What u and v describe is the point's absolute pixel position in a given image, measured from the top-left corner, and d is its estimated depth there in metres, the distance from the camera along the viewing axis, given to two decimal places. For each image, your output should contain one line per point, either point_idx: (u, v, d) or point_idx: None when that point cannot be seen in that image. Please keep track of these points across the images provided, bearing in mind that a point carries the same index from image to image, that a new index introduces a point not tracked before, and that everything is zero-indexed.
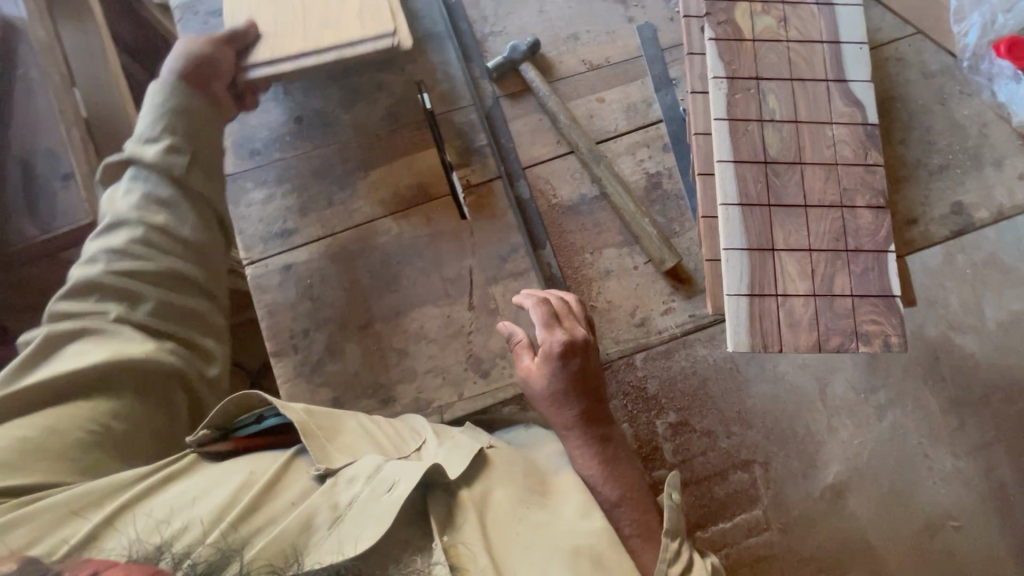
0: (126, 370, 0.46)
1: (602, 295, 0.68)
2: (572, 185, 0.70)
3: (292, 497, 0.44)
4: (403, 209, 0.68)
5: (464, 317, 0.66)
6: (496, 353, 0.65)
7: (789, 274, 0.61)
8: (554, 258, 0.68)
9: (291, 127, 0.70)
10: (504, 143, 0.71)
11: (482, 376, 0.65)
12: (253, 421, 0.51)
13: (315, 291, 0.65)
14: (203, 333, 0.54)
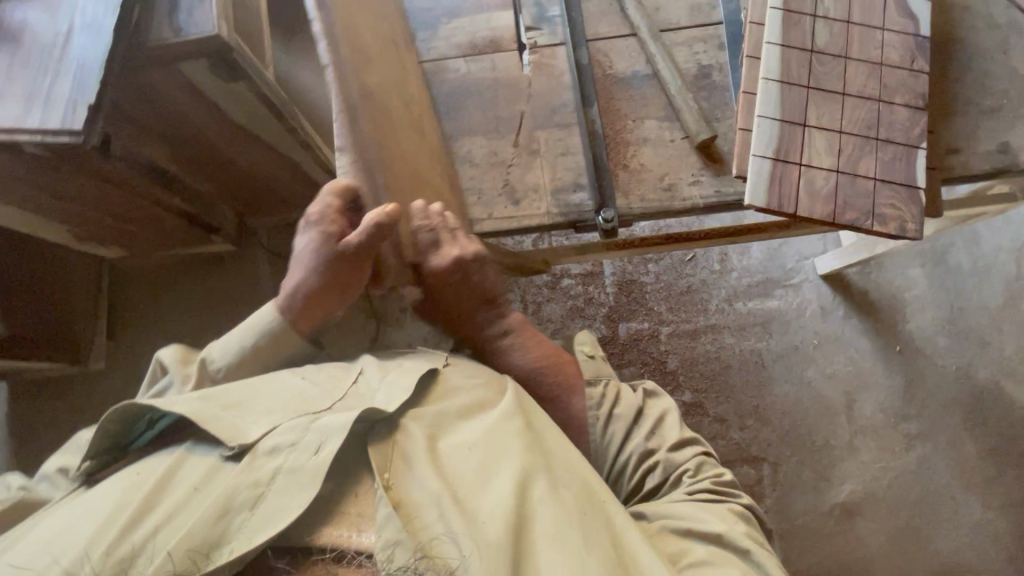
0: (93, 506, 0.67)
1: (637, 158, 0.74)
2: (628, 61, 0.79)
3: (210, 471, 0.68)
4: (472, 55, 0.83)
5: (507, 152, 0.79)
6: (529, 188, 0.76)
7: (817, 148, 0.65)
8: (598, 118, 0.77)
9: None
10: (574, 17, 0.81)
11: (513, 204, 0.77)
12: (147, 424, 0.79)
13: None
14: (139, 427, 0.79)
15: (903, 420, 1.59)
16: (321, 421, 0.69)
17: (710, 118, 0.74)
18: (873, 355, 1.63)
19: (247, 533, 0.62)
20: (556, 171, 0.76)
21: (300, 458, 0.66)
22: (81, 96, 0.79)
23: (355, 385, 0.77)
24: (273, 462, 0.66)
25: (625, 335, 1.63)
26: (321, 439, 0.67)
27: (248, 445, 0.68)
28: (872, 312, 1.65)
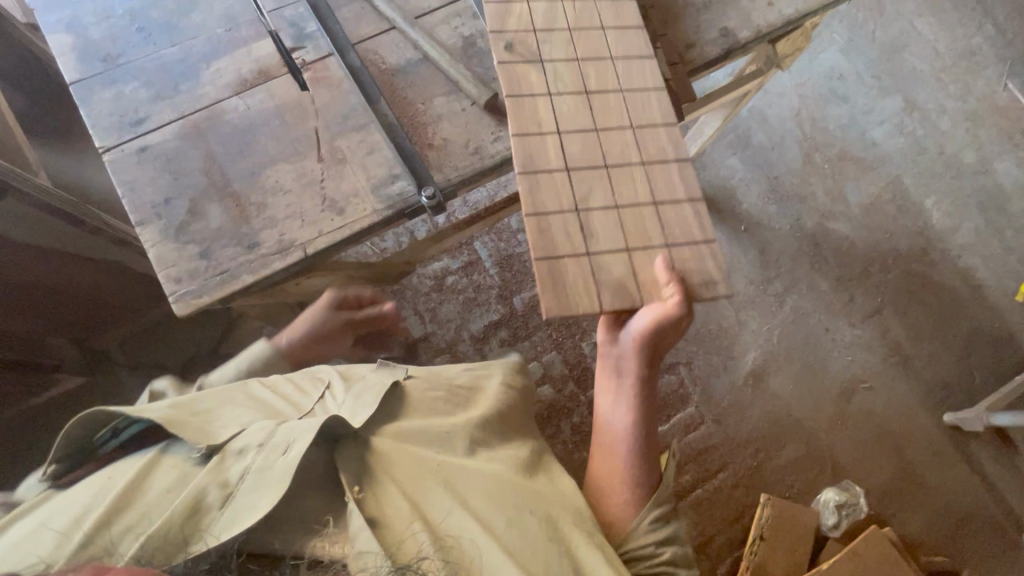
0: (64, 510, 0.65)
1: (438, 134, 0.78)
2: (398, 52, 0.81)
3: (183, 472, 0.69)
4: (246, 89, 0.78)
5: (316, 168, 0.74)
6: (349, 193, 0.74)
7: (587, 76, 0.79)
8: (390, 109, 0.78)
9: (142, 29, 0.82)
10: (330, 24, 0.82)
11: (337, 213, 0.73)
12: (113, 433, 0.75)
13: (172, 164, 0.74)
14: (101, 433, 0.75)
15: (770, 283, 1.83)
16: (287, 426, 0.71)
17: (489, 77, 0.81)
18: (727, 241, 1.85)
19: (222, 521, 0.63)
20: (369, 169, 0.75)
21: (268, 459, 0.67)
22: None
23: (322, 402, 0.84)
24: (241, 463, 0.68)
25: (523, 305, 1.69)
26: (288, 439, 0.69)
27: (218, 447, 0.70)
28: (712, 206, 1.88)
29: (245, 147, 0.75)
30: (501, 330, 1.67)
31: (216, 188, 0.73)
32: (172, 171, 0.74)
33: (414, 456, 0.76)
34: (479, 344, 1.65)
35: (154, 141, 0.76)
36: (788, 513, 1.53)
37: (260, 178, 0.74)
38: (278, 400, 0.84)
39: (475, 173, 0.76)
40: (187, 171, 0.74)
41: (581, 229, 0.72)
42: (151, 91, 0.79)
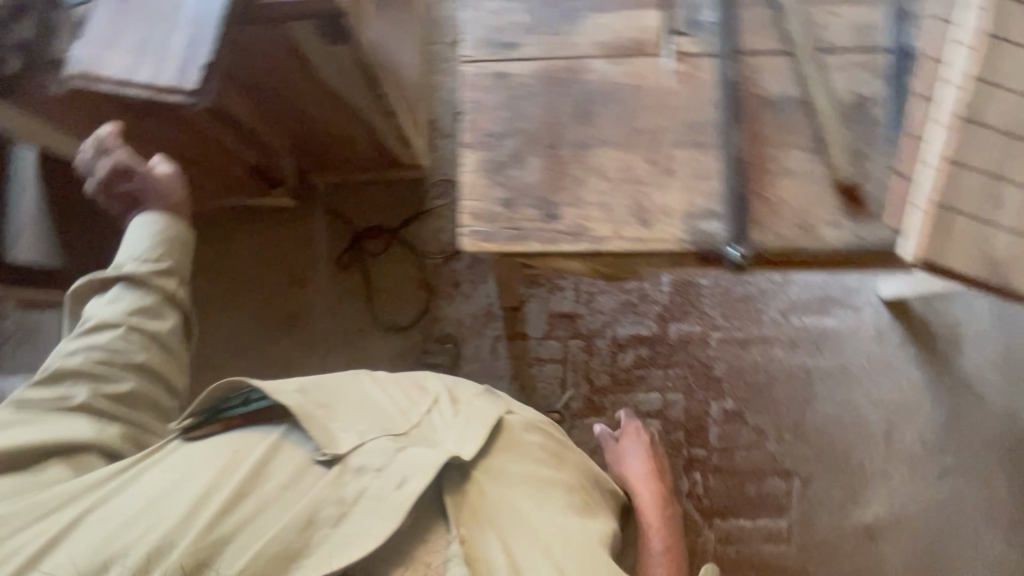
0: (195, 477, 0.78)
1: (777, 190, 0.69)
2: (780, 82, 0.71)
3: (301, 468, 0.81)
4: (616, 55, 0.72)
5: (642, 168, 0.69)
6: (662, 210, 0.68)
7: (1003, 201, 0.62)
8: (743, 142, 0.70)
9: None
10: (728, 22, 0.72)
11: (643, 225, 0.68)
12: (242, 403, 0.92)
13: (518, 102, 0.71)
14: (233, 400, 0.93)
15: (941, 452, 1.59)
16: (404, 456, 0.81)
17: (862, 155, 0.70)
18: (920, 386, 1.61)
19: (332, 540, 0.75)
20: (692, 195, 0.69)
21: (382, 490, 0.77)
22: (194, 54, 0.74)
23: (429, 416, 0.92)
24: (358, 484, 0.79)
25: (675, 336, 1.61)
26: (404, 475, 0.78)
27: (338, 458, 0.81)
28: (926, 342, 1.62)
29: (588, 116, 0.70)
30: (642, 347, 1.61)
31: (544, 140, 0.70)
32: (514, 111, 0.70)
33: (510, 514, 0.83)
34: (616, 349, 1.61)
35: (513, 72, 0.71)
36: None
37: (587, 154, 0.70)
38: (388, 399, 0.94)
39: (793, 250, 0.68)
40: (526, 115, 0.70)
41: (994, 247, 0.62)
42: (533, 23, 0.72)
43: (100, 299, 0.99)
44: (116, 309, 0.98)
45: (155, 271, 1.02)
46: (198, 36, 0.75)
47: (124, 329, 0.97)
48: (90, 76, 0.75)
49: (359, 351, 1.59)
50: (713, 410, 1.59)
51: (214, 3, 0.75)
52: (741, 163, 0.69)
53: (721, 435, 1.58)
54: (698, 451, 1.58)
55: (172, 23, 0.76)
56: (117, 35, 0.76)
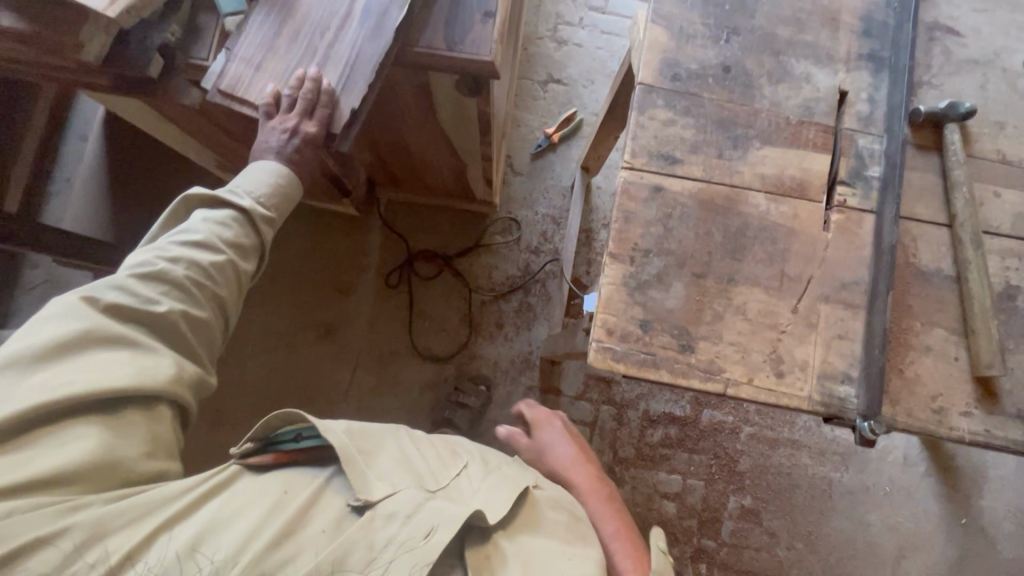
0: (234, 522, 0.54)
1: (914, 367, 0.67)
2: (934, 255, 0.69)
3: (334, 520, 0.58)
4: (778, 193, 0.69)
5: (785, 316, 0.67)
6: (797, 364, 0.66)
7: None
8: (890, 311, 0.67)
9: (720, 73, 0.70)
10: (895, 180, 0.69)
11: (776, 376, 0.66)
12: (294, 435, 0.65)
13: (671, 221, 0.68)
14: (286, 430, 0.66)
15: None
16: (436, 503, 0.58)
17: (1007, 348, 0.67)
18: (937, 520, 1.60)
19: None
20: (830, 354, 0.67)
21: (409, 543, 0.55)
22: (345, 95, 0.71)
23: (457, 478, 0.68)
24: (386, 532, 0.56)
25: (707, 422, 1.59)
26: (433, 525, 0.56)
27: (371, 505, 0.58)
28: (949, 477, 1.62)
29: (739, 250, 0.68)
30: (672, 427, 1.58)
31: (691, 266, 0.67)
32: (665, 227, 0.67)
33: None
34: (647, 423, 1.58)
35: (672, 188, 0.68)
36: None
37: (731, 290, 0.67)
38: (420, 458, 0.68)
39: (922, 432, 0.65)
40: (678, 238, 0.67)
41: None
42: (698, 139, 0.69)
43: (207, 214, 0.67)
44: (215, 223, 0.67)
45: (267, 220, 0.71)
46: (351, 78, 0.71)
47: (224, 261, 0.66)
48: (231, 95, 0.71)
49: (389, 373, 1.50)
50: (730, 504, 1.57)
51: (374, 45, 0.71)
52: (887, 333, 0.66)
53: (734, 531, 1.56)
54: (708, 542, 1.55)
55: (327, 58, 0.72)
56: (265, 56, 0.72)
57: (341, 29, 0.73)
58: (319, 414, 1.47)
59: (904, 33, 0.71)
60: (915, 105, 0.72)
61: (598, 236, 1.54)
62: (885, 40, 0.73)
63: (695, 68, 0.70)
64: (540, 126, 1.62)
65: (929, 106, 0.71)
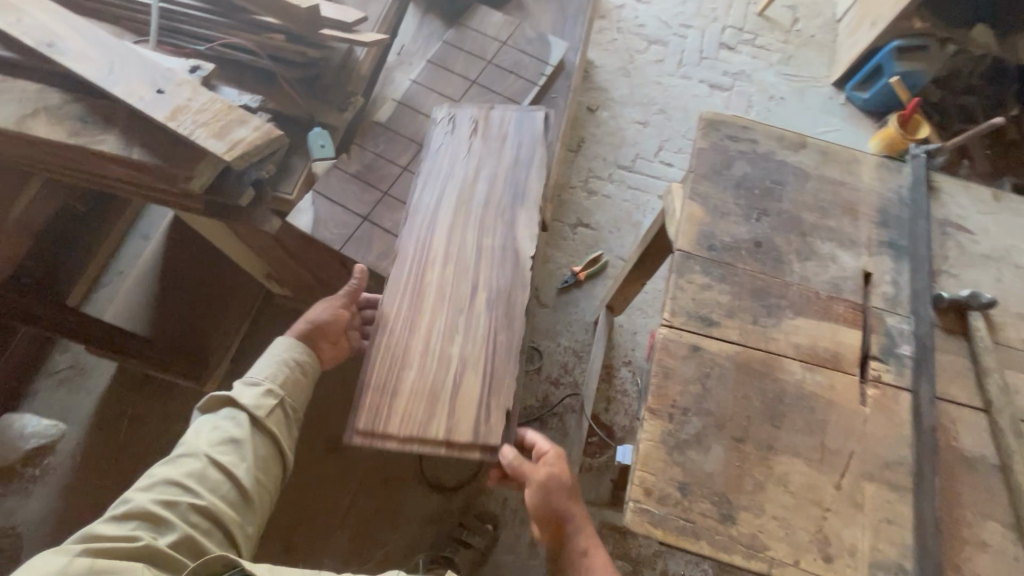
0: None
1: (971, 564, 0.63)
2: (977, 441, 0.68)
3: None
4: (812, 361, 0.71)
5: (828, 492, 0.65)
6: (846, 547, 0.63)
7: None
8: (940, 498, 0.65)
9: (752, 247, 0.77)
10: (929, 362, 0.71)
11: (824, 560, 0.62)
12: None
13: (709, 381, 0.69)
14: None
15: None
16: None
17: None
18: None
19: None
20: (880, 541, 0.63)
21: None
22: (494, 394, 0.70)
23: None
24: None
25: None
26: None
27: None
28: None
29: (777, 418, 0.68)
30: None
31: (730, 429, 0.67)
32: (705, 388, 0.69)
33: None
34: None
35: (710, 350, 0.71)
36: None
37: (772, 458, 0.66)
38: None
39: None
40: (716, 399, 0.68)
41: None
42: (733, 304, 0.73)
43: (196, 427, 0.73)
44: (204, 428, 0.73)
45: (263, 398, 0.75)
46: (490, 386, 0.70)
47: (202, 466, 0.68)
48: (372, 432, 0.68)
49: (390, 502, 1.41)
50: None
51: (508, 331, 0.73)
52: (936, 521, 0.64)
53: None
54: None
55: (462, 363, 0.72)
56: (394, 376, 0.71)
57: (471, 327, 0.74)
58: (307, 546, 1.35)
59: (921, 228, 0.79)
60: (939, 289, 0.76)
61: (618, 373, 1.55)
62: (907, 231, 0.80)
63: (729, 241, 0.77)
64: (568, 264, 1.72)
65: (951, 293, 0.75)
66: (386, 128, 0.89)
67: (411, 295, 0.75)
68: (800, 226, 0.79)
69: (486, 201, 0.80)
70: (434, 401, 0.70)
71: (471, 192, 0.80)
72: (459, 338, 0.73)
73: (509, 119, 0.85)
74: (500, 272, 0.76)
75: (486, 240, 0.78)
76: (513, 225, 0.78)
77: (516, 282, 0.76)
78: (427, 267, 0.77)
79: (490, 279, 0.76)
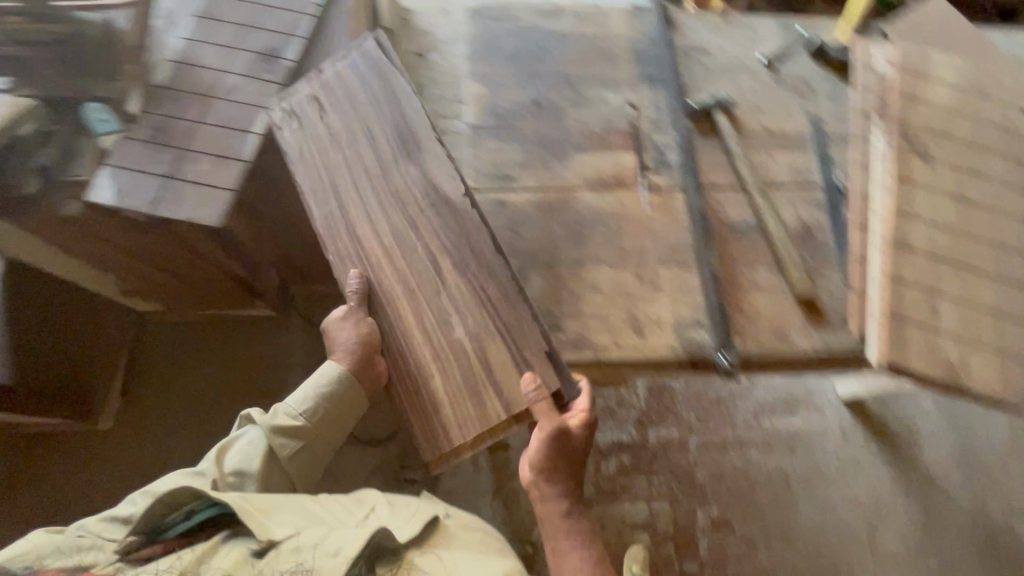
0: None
1: (750, 301, 0.77)
2: (739, 211, 0.83)
3: (235, 564, 0.68)
4: (600, 184, 0.82)
5: (630, 282, 0.77)
6: (653, 320, 0.75)
7: (941, 311, 0.68)
8: (717, 261, 0.79)
9: (533, 106, 0.87)
10: (692, 161, 0.85)
11: (637, 334, 0.74)
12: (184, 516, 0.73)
13: (516, 224, 0.79)
14: (173, 515, 0.73)
15: (924, 553, 1.59)
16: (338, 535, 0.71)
17: (815, 271, 0.79)
18: (892, 484, 1.65)
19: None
20: (679, 308, 0.76)
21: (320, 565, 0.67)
22: (523, 346, 0.71)
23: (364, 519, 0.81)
24: (294, 560, 0.68)
25: (655, 441, 1.62)
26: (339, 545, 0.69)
27: (273, 542, 0.70)
28: (889, 439, 1.70)
29: (579, 237, 0.79)
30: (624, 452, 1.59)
31: (542, 258, 0.77)
32: (514, 232, 0.78)
33: None
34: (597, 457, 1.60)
35: (512, 198, 0.80)
36: None
37: (581, 270, 0.77)
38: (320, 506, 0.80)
39: (774, 357, 0.74)
40: (526, 237, 0.78)
41: (956, 343, 0.67)
42: (524, 156, 0.83)
43: (234, 440, 0.83)
44: (234, 448, 0.82)
45: (288, 432, 0.83)
46: (512, 341, 0.71)
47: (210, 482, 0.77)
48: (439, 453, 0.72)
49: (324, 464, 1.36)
50: (700, 519, 1.56)
51: (481, 271, 0.74)
52: (716, 278, 0.78)
53: (712, 548, 1.54)
54: (690, 566, 1.51)
55: (480, 340, 0.73)
56: (422, 395, 0.75)
57: (455, 297, 0.75)
58: None
59: (665, 57, 0.92)
60: (692, 101, 0.90)
61: None
62: (659, 62, 0.92)
63: (511, 105, 0.86)
64: None
65: (697, 102, 0.89)
66: (170, 89, 0.89)
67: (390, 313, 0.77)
68: (568, 79, 0.89)
69: (389, 168, 0.80)
70: (454, 386, 0.73)
71: (379, 168, 0.81)
72: (456, 318, 0.74)
73: (346, 74, 0.85)
74: (448, 229, 0.77)
75: (412, 207, 0.79)
76: (429, 176, 0.79)
77: (467, 230, 0.76)
78: (381, 272, 0.78)
79: (438, 243, 0.76)
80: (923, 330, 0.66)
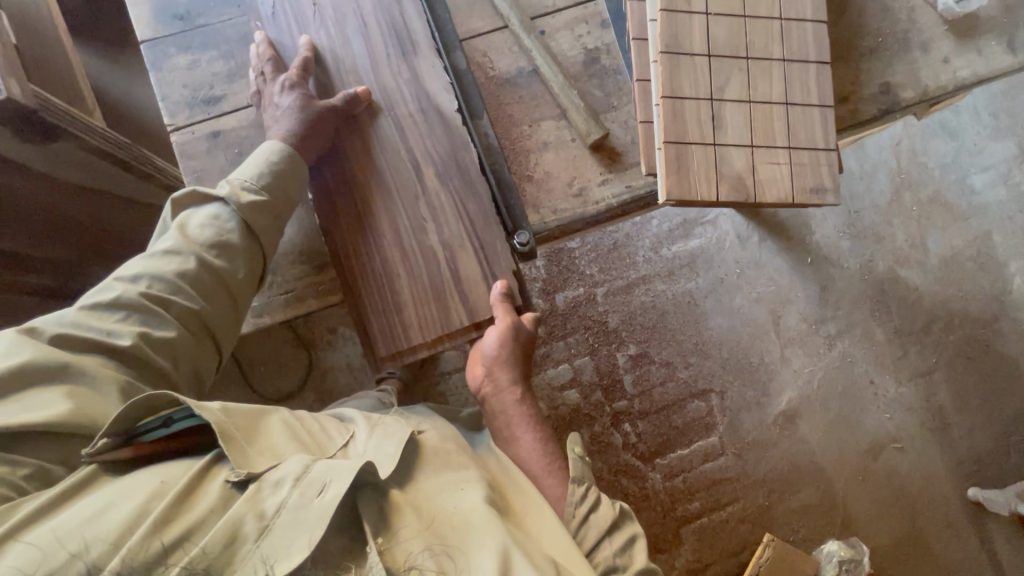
0: (114, 508, 0.66)
1: (543, 166, 0.94)
2: (509, 60, 0.96)
3: (224, 496, 0.70)
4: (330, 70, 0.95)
5: (404, 153, 0.92)
6: (438, 154, 0.91)
7: (724, 119, 0.68)
8: (490, 129, 0.94)
9: (218, 10, 0.97)
10: (442, 15, 0.96)
11: (416, 105, 0.92)
12: (162, 424, 0.74)
13: (244, 147, 0.96)
14: (149, 419, 0.75)
15: (824, 323, 1.73)
16: (324, 464, 0.72)
17: (598, 115, 0.94)
18: (790, 272, 1.74)
19: (257, 561, 0.63)
20: (458, 170, 0.91)
21: (304, 497, 0.68)
22: (489, 254, 0.90)
23: (347, 444, 0.83)
24: (276, 497, 0.68)
25: (563, 304, 1.64)
26: (324, 481, 0.70)
27: (255, 475, 0.71)
28: (782, 231, 1.74)
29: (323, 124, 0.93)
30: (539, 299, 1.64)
31: None
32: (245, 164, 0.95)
33: (427, 504, 0.76)
34: None
35: (228, 123, 0.96)
36: (789, 559, 1.53)
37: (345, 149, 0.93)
38: (305, 432, 0.83)
39: (573, 216, 0.92)
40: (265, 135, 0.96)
41: (743, 149, 0.68)
42: (228, 69, 0.97)
43: (194, 214, 0.88)
44: (203, 216, 0.87)
45: (256, 206, 0.87)
46: (483, 256, 0.90)
47: (195, 259, 0.84)
48: (392, 331, 0.90)
49: None
50: (621, 360, 1.64)
51: (461, 186, 0.90)
52: (493, 150, 0.93)
53: (637, 380, 1.64)
54: (621, 404, 1.62)
55: (448, 248, 0.90)
56: (393, 279, 0.91)
57: (438, 211, 0.91)
58: None
59: None
60: None
61: None
62: None
63: (200, 22, 0.97)
64: None
65: None
66: None
67: (365, 216, 0.91)
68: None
69: (382, 64, 0.93)
70: (430, 288, 0.90)
71: (353, 68, 0.94)
72: (432, 227, 0.90)
73: None
74: (437, 140, 0.91)
75: (399, 109, 0.92)
76: (421, 86, 0.92)
77: (456, 145, 0.91)
78: (360, 168, 0.92)
79: (422, 154, 0.91)
80: (704, 146, 0.66)
